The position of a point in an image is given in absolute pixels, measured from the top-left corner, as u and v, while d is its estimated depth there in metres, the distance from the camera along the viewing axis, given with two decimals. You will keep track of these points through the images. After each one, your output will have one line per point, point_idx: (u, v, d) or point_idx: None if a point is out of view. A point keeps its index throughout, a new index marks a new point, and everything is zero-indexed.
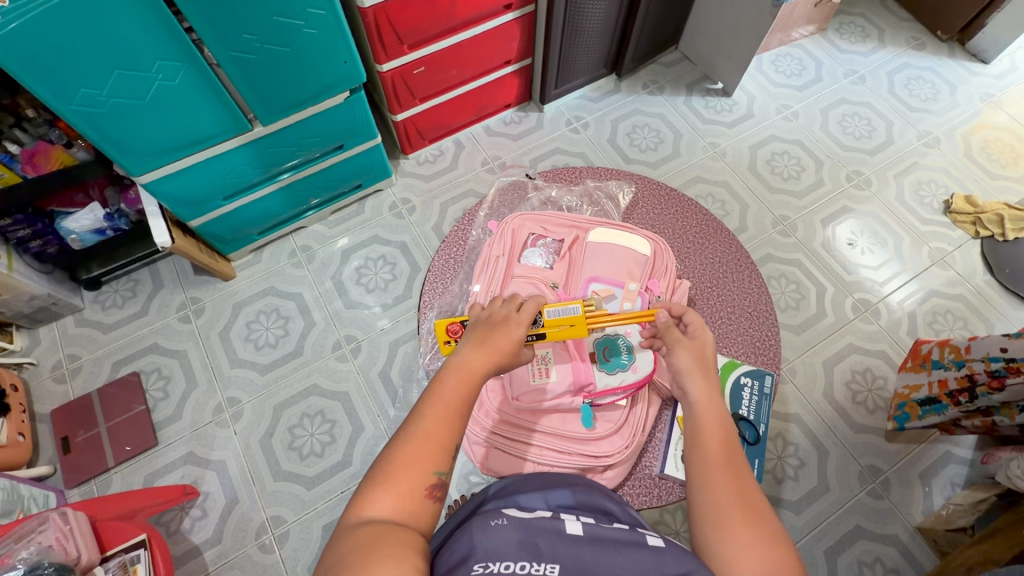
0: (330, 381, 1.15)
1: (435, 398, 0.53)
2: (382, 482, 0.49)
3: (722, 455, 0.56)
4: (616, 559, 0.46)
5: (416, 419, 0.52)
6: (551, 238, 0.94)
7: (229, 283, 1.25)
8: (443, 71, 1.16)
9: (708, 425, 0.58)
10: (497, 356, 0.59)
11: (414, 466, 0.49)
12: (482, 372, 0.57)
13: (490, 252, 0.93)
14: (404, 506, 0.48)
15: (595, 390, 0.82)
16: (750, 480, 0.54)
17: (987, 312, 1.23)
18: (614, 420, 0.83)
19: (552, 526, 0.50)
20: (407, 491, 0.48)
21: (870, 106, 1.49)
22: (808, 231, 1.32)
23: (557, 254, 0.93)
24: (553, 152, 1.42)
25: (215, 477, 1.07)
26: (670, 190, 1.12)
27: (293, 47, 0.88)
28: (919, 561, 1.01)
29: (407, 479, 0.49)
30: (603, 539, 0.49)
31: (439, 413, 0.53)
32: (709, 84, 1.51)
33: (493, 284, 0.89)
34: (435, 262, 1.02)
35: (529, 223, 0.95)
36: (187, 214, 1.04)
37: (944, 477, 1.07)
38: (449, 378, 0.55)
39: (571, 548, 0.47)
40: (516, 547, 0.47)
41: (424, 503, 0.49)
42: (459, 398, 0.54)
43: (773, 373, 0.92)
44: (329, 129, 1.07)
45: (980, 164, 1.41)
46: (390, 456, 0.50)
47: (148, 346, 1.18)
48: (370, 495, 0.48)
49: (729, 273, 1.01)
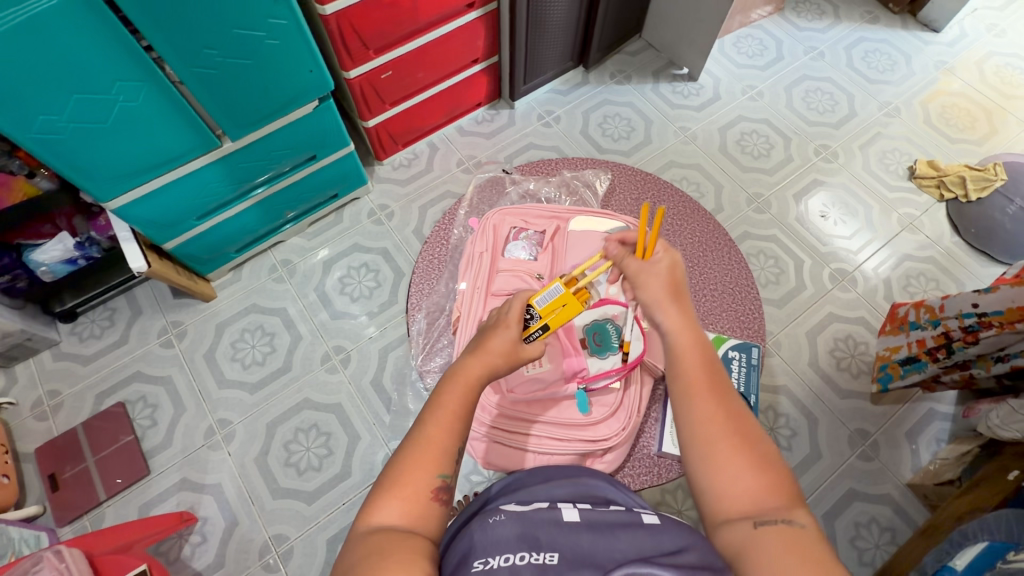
0: (321, 395, 1.14)
1: (437, 403, 0.54)
2: (386, 490, 0.49)
3: (704, 381, 0.55)
4: (614, 542, 0.47)
5: (420, 425, 0.53)
6: (533, 230, 0.94)
7: (210, 303, 1.22)
8: (410, 74, 1.16)
9: (685, 350, 0.58)
10: (490, 359, 0.58)
11: (416, 470, 0.50)
12: (478, 377, 0.57)
13: (473, 249, 0.94)
14: (411, 511, 0.48)
15: (588, 375, 0.83)
16: (738, 407, 0.54)
17: (957, 271, 1.28)
18: (609, 404, 0.84)
19: (550, 518, 0.51)
20: (412, 494, 0.49)
21: (832, 81, 1.52)
22: (782, 206, 1.35)
23: (540, 246, 0.93)
24: (527, 147, 1.43)
25: (213, 501, 1.05)
26: (645, 174, 1.13)
27: (256, 59, 0.87)
28: (911, 516, 1.05)
29: (410, 483, 0.49)
30: (600, 524, 0.50)
31: (441, 418, 0.53)
32: (675, 70, 1.53)
33: (479, 280, 0.89)
34: (419, 263, 1.02)
35: (510, 218, 0.95)
36: (162, 237, 1.02)
37: (929, 434, 1.10)
38: (446, 385, 0.55)
39: (568, 536, 0.48)
40: (515, 540, 0.48)
41: (430, 505, 0.49)
42: (459, 404, 0.54)
43: (759, 345, 0.93)
44: (300, 140, 1.06)
45: (939, 129, 1.45)
46: (396, 462, 0.51)
47: (132, 374, 1.15)
48: (375, 502, 0.49)
49: (709, 251, 1.03)
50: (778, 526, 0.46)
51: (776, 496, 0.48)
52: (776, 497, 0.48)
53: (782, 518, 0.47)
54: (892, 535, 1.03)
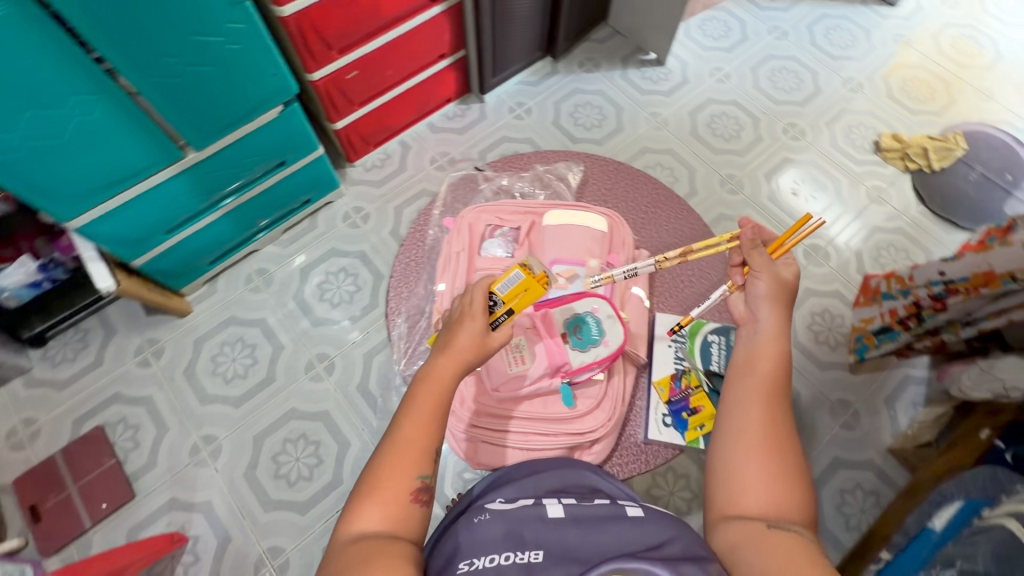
0: (308, 403, 1.12)
1: (412, 402, 0.57)
2: (367, 498, 0.53)
3: (766, 388, 0.61)
4: (599, 536, 0.48)
5: (396, 426, 0.56)
6: (508, 226, 0.95)
7: (187, 318, 1.20)
8: (377, 72, 1.14)
9: (763, 355, 0.64)
10: (461, 356, 0.59)
11: (394, 475, 0.53)
12: (451, 377, 0.58)
13: (450, 248, 0.94)
14: (390, 516, 0.52)
15: (571, 368, 0.83)
16: (789, 423, 0.60)
17: (924, 240, 1.31)
18: (594, 396, 0.85)
19: (534, 513, 0.52)
20: (391, 499, 0.52)
21: (797, 60, 1.54)
22: (754, 186, 1.38)
23: (516, 241, 0.94)
24: (500, 141, 1.42)
25: (203, 519, 1.04)
26: (616, 163, 1.14)
27: (216, 65, 0.84)
28: (893, 479, 1.08)
29: (389, 488, 0.53)
30: (586, 518, 0.52)
31: (418, 416, 0.56)
32: (642, 56, 1.54)
33: (457, 280, 0.90)
34: (397, 266, 1.01)
35: (485, 215, 0.95)
36: (129, 253, 0.99)
37: (906, 400, 1.14)
38: (418, 384, 0.58)
39: (554, 531, 0.49)
40: (501, 540, 0.50)
41: (411, 508, 0.53)
42: (434, 401, 0.57)
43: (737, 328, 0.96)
44: (268, 145, 1.03)
45: (901, 102, 1.49)
46: (375, 467, 0.54)
47: (110, 396, 1.12)
48: (356, 511, 0.52)
49: (684, 238, 1.06)
50: (787, 532, 0.51)
51: (792, 508, 0.54)
52: (792, 509, 0.53)
53: (793, 527, 0.52)
54: (876, 498, 1.07)
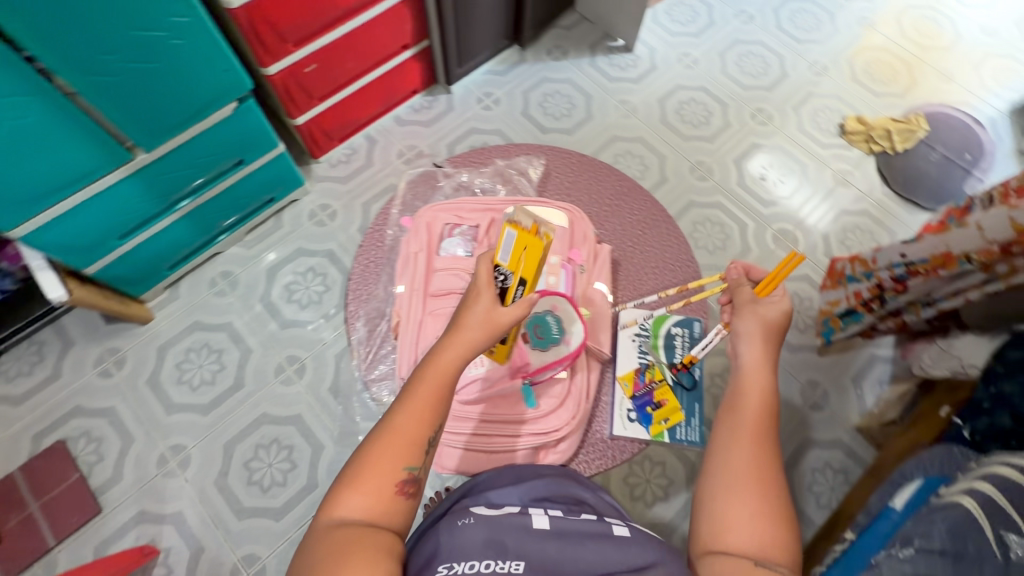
0: (279, 407, 1.10)
1: (412, 391, 0.56)
2: (350, 485, 0.52)
3: (753, 425, 0.62)
4: (580, 552, 0.52)
5: (392, 413, 0.56)
6: (466, 225, 0.93)
7: (149, 325, 1.16)
8: (337, 65, 1.11)
9: (750, 391, 0.65)
10: (464, 344, 0.60)
11: (382, 465, 0.53)
12: (454, 365, 0.58)
13: (408, 248, 0.92)
14: (373, 505, 0.52)
15: (532, 369, 0.86)
16: (774, 455, 0.61)
17: (889, 221, 1.34)
18: (557, 396, 0.87)
19: (519, 523, 0.55)
20: (375, 489, 0.52)
21: (763, 44, 1.55)
22: (723, 172, 1.38)
23: (476, 240, 0.91)
24: (469, 133, 1.39)
25: (175, 531, 1.01)
26: (579, 156, 1.14)
27: (162, 62, 0.81)
28: (861, 456, 1.11)
29: (374, 478, 0.52)
30: (569, 532, 0.55)
31: (416, 408, 0.55)
32: (610, 42, 1.52)
33: (416, 282, 0.88)
34: (355, 268, 1.02)
35: (442, 214, 0.94)
36: (80, 261, 0.95)
37: (873, 378, 1.15)
38: (422, 374, 0.57)
39: (536, 542, 0.53)
40: (482, 546, 0.51)
41: (396, 500, 0.53)
42: (433, 391, 0.56)
43: (700, 319, 0.99)
44: (224, 145, 1.00)
45: (865, 84, 1.50)
46: (364, 454, 0.54)
47: (71, 410, 1.08)
48: (339, 497, 0.52)
49: (647, 229, 1.08)
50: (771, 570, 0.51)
51: (775, 543, 0.54)
52: (776, 543, 0.54)
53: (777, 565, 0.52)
54: (846, 476, 1.10)
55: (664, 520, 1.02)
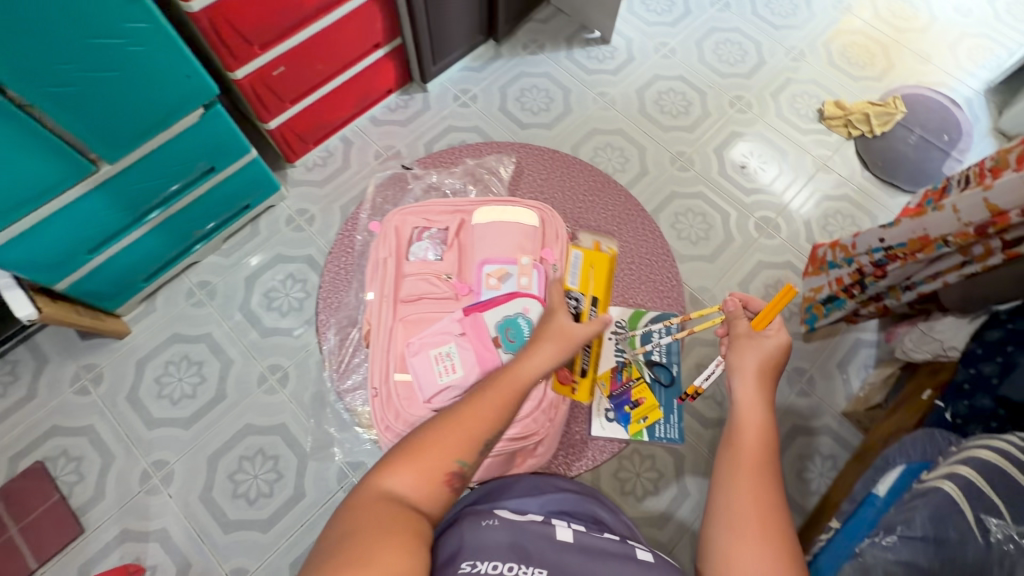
0: (262, 418, 1.08)
1: (483, 392, 0.59)
2: (404, 461, 0.53)
3: (754, 461, 0.57)
4: (601, 567, 0.54)
5: (459, 405, 0.58)
6: (435, 228, 0.91)
7: (126, 340, 1.13)
8: (307, 67, 1.08)
9: (746, 426, 0.60)
10: (545, 359, 0.64)
11: (439, 451, 0.54)
12: (531, 377, 0.62)
13: (377, 254, 0.89)
14: (421, 486, 0.52)
15: None
16: (782, 503, 0.54)
17: (870, 206, 1.34)
18: (533, 399, 0.84)
19: (542, 532, 0.58)
20: (428, 471, 0.53)
21: (739, 31, 1.54)
22: (704, 162, 1.38)
23: (445, 243, 0.90)
24: (447, 132, 1.38)
25: (160, 548, 1.00)
26: (551, 152, 1.13)
27: (121, 70, 0.78)
28: (848, 441, 1.12)
29: (432, 458, 0.53)
30: (593, 549, 0.57)
31: (485, 408, 0.57)
32: (587, 34, 1.51)
33: (385, 289, 0.86)
34: (326, 275, 0.98)
35: (410, 217, 0.91)
36: (48, 278, 0.93)
37: (857, 362, 1.17)
38: (498, 382, 0.60)
39: (558, 553, 0.55)
40: (506, 548, 0.54)
41: (442, 488, 0.53)
42: (502, 398, 0.59)
43: (677, 315, 0.97)
44: (193, 153, 0.97)
45: (842, 68, 1.50)
46: (422, 437, 0.55)
47: (48, 430, 1.06)
48: (393, 469, 0.53)
49: (622, 224, 1.05)
50: None
51: None
52: None
53: None
54: (834, 461, 1.10)
55: (654, 513, 1.02)
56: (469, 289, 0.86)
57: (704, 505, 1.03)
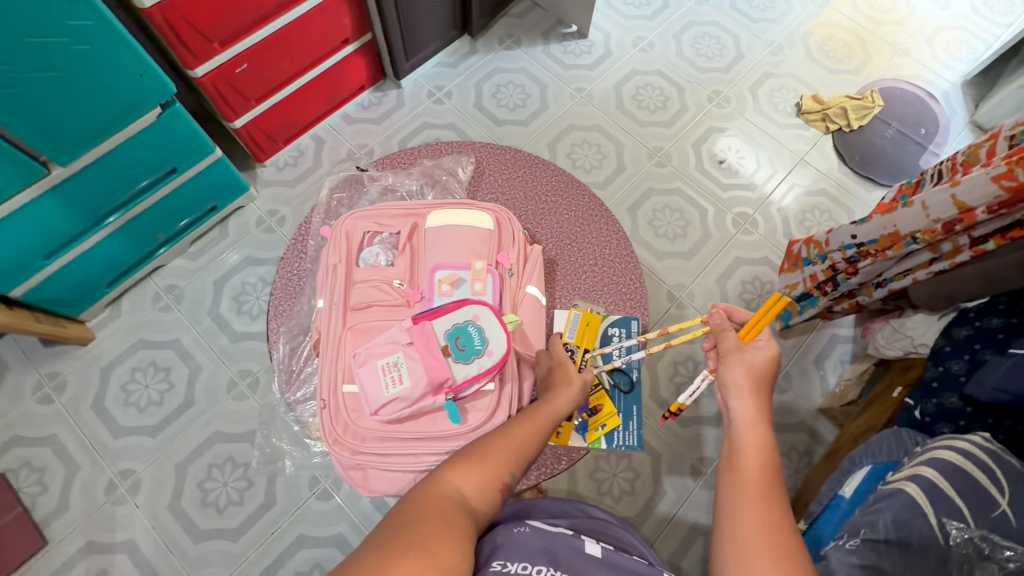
0: (232, 424, 1.06)
1: (529, 414, 0.67)
2: (466, 464, 0.58)
3: (757, 484, 0.53)
4: None
5: (510, 423, 0.65)
6: (387, 232, 0.90)
7: (91, 346, 1.11)
8: (271, 64, 1.05)
9: (747, 450, 0.57)
10: (571, 397, 0.72)
11: (496, 460, 0.60)
12: (562, 411, 0.70)
13: (327, 260, 0.88)
14: (480, 487, 0.57)
15: (455, 384, 0.78)
16: (791, 524, 0.50)
17: (847, 200, 1.34)
18: (485, 408, 0.79)
19: (570, 544, 0.58)
20: (487, 476, 0.58)
21: (718, 25, 1.53)
22: (682, 157, 1.36)
23: (396, 248, 0.89)
24: (421, 129, 1.35)
25: (127, 559, 0.97)
26: (514, 152, 1.11)
27: (66, 70, 0.75)
28: (825, 437, 1.11)
29: (493, 463, 0.59)
30: (622, 568, 0.57)
31: (532, 430, 0.65)
32: (564, 28, 1.48)
33: (335, 296, 0.85)
34: (276, 282, 0.96)
35: (362, 222, 0.90)
36: (2, 285, 0.90)
37: (834, 358, 1.17)
38: (538, 411, 0.68)
39: (587, 569, 0.55)
40: (538, 552, 0.55)
41: (495, 493, 0.58)
42: (545, 426, 0.66)
43: (638, 318, 0.95)
44: (152, 153, 0.94)
45: (820, 62, 1.49)
46: (480, 445, 0.61)
47: (9, 440, 1.03)
48: (457, 469, 0.57)
49: (586, 226, 1.03)
50: None
51: None
52: None
53: None
54: (810, 458, 1.10)
55: (630, 514, 1.01)
56: (420, 295, 0.85)
57: (680, 504, 1.02)
